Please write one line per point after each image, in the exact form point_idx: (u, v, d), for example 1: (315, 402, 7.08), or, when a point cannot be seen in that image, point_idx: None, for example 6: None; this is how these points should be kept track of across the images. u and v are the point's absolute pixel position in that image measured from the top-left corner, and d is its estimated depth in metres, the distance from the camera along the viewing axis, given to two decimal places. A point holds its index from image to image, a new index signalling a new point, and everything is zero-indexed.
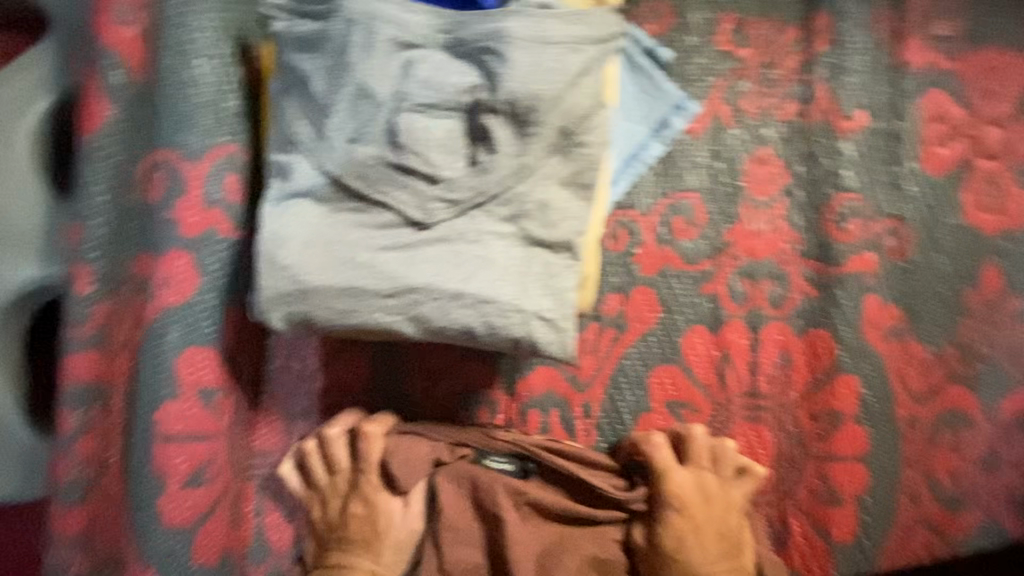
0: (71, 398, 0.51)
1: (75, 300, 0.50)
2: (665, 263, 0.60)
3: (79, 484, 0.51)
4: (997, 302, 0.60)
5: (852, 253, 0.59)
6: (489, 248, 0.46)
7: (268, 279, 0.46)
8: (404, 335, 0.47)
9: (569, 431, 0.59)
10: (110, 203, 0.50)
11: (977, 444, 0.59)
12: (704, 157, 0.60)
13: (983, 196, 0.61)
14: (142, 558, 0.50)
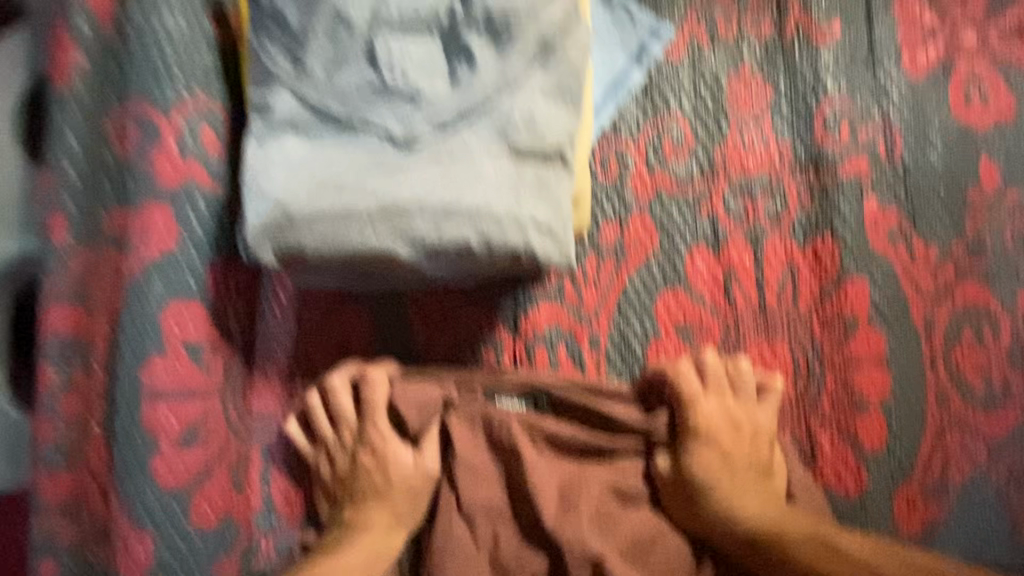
0: (51, 355, 0.49)
1: (54, 252, 0.48)
2: (659, 188, 0.59)
3: (61, 449, 0.49)
4: (997, 196, 0.59)
5: (845, 159, 0.59)
6: (479, 162, 0.45)
7: (255, 213, 0.44)
8: (397, 261, 0.45)
9: (579, 366, 0.57)
10: (84, 152, 0.49)
11: (997, 338, 0.58)
12: (687, 81, 0.60)
13: (968, 93, 0.60)
14: (136, 520, 0.48)
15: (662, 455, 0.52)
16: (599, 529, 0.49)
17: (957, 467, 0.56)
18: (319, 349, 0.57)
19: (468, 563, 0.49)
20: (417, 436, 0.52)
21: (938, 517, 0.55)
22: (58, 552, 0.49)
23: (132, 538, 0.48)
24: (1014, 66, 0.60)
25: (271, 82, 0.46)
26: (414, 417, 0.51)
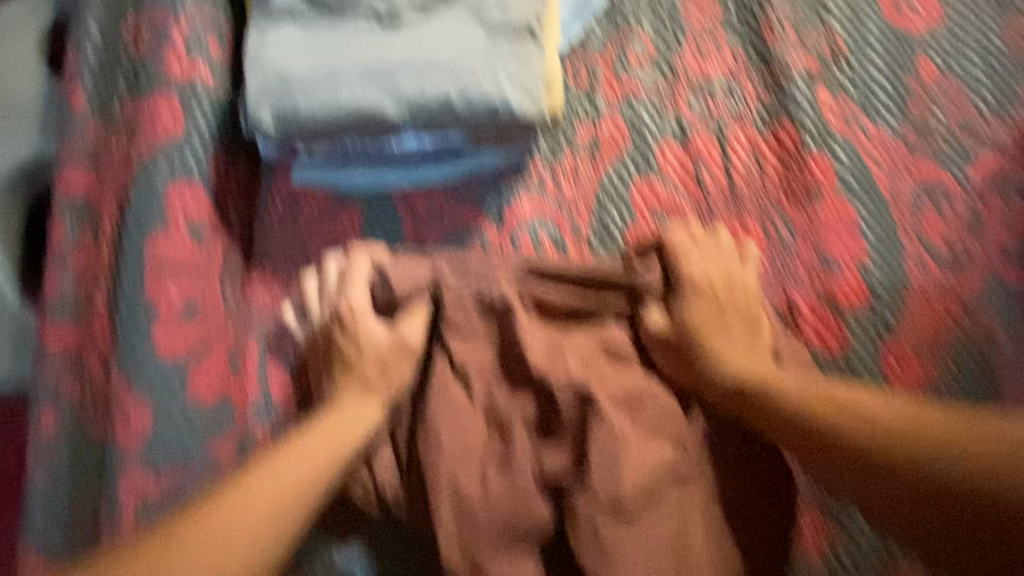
0: (65, 212, 0.53)
1: (75, 122, 0.53)
2: (626, 93, 0.64)
3: (68, 302, 0.52)
4: (938, 86, 0.64)
5: (794, 53, 0.64)
6: (455, 32, 0.50)
7: (256, 85, 0.50)
8: (384, 120, 0.49)
9: (563, 251, 0.60)
10: (103, 52, 0.54)
11: (956, 208, 0.61)
12: (644, 5, 0.67)
13: (898, 3, 0.66)
14: (139, 389, 0.50)
15: (655, 310, 0.54)
16: (590, 378, 0.50)
17: (937, 326, 0.57)
18: (316, 245, 0.59)
19: (457, 418, 0.51)
20: (404, 309, 0.54)
21: (930, 373, 0.56)
22: (59, 401, 0.52)
23: (132, 408, 0.50)
24: None
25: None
26: (404, 286, 0.54)
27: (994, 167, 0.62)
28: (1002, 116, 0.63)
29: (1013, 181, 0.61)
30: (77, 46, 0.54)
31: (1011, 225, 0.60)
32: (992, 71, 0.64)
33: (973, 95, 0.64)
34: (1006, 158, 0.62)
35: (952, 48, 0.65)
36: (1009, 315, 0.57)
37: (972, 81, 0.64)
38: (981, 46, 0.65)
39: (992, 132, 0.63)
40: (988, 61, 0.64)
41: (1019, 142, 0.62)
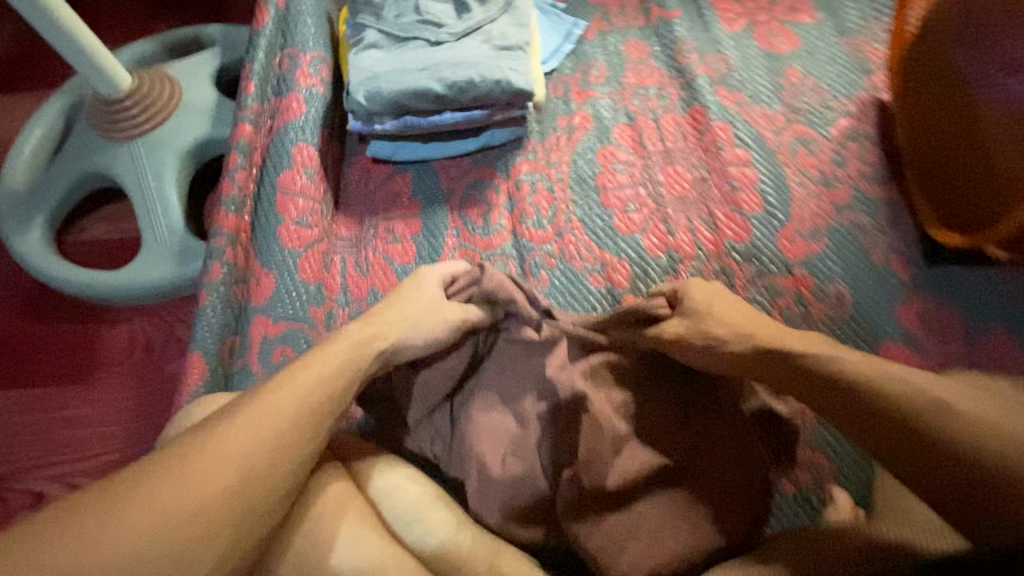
0: (238, 149, 0.77)
1: (246, 96, 0.80)
2: (588, 97, 0.92)
3: (235, 201, 0.74)
4: (803, 81, 0.91)
5: (697, 67, 0.92)
6: (474, 47, 0.82)
7: (355, 81, 0.82)
8: (432, 94, 0.81)
9: (550, 191, 0.85)
10: (265, 61, 0.83)
11: (825, 152, 0.85)
12: (595, 46, 0.96)
13: (771, 35, 0.95)
14: (268, 267, 0.73)
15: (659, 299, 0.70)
16: (599, 345, 0.68)
17: (817, 223, 0.80)
18: (380, 196, 0.87)
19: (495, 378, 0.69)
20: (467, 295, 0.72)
21: (821, 251, 0.78)
22: (222, 262, 0.72)
23: (263, 276, 0.73)
24: (795, 19, 0.96)
25: (363, 26, 0.86)
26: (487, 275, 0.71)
27: (848, 126, 0.87)
28: (848, 96, 0.90)
29: (860, 134, 0.87)
30: (250, 57, 0.83)
31: (864, 160, 0.85)
32: (836, 72, 0.91)
33: (828, 86, 0.91)
34: (854, 120, 0.88)
35: (809, 59, 0.93)
36: (866, 212, 0.81)
37: (826, 78, 0.91)
38: (828, 58, 0.92)
39: (842, 106, 0.89)
40: (832, 66, 0.92)
41: (861, 111, 0.88)
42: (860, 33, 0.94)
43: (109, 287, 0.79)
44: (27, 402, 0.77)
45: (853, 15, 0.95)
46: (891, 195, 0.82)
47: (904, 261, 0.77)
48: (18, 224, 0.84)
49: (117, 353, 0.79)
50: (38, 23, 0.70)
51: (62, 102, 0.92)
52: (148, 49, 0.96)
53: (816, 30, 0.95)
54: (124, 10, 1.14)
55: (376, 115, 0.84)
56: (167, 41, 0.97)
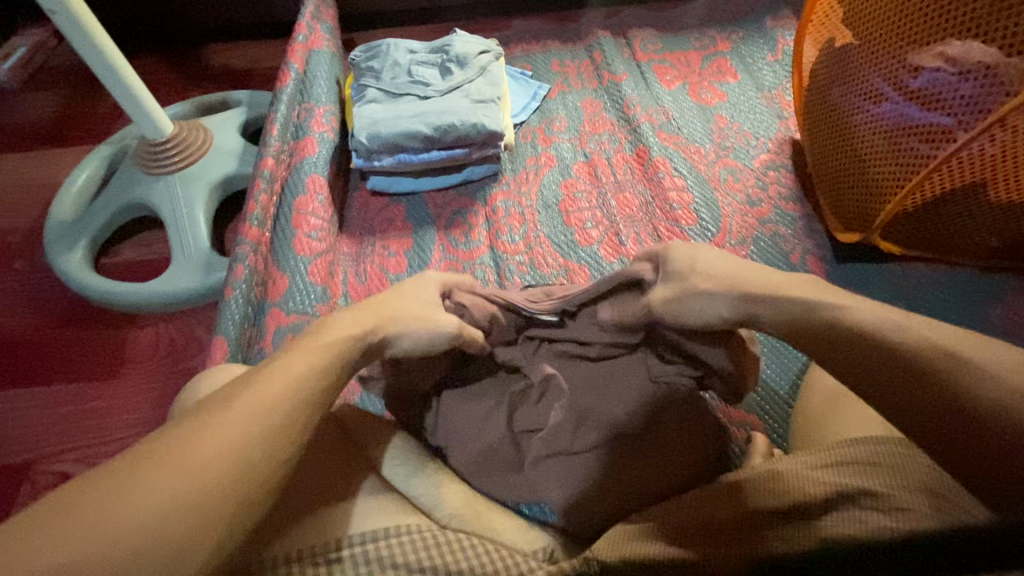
0: (263, 176, 0.93)
1: (269, 137, 0.97)
2: (551, 142, 1.10)
3: (259, 217, 0.90)
4: (730, 126, 1.10)
5: (640, 116, 1.10)
6: (455, 99, 1.00)
7: (359, 126, 1.00)
8: (421, 135, 0.98)
9: (521, 214, 1.01)
10: (285, 113, 1.01)
11: (750, 179, 1.02)
12: (557, 103, 1.15)
13: (702, 92, 1.15)
14: (284, 271, 0.88)
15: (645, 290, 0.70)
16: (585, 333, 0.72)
17: (744, 233, 0.95)
18: (377, 221, 1.02)
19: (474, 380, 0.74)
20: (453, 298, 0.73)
21: (747, 255, 0.93)
22: (246, 265, 0.85)
23: (278, 278, 0.87)
24: (721, 81, 1.17)
25: (365, 86, 1.05)
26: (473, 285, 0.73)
27: (768, 158, 1.05)
28: (767, 136, 1.08)
29: (779, 164, 1.04)
30: (273, 109, 1.01)
31: (781, 184, 1.01)
32: (757, 118, 1.10)
33: (750, 129, 1.09)
34: (773, 154, 1.05)
35: (734, 110, 1.12)
36: (785, 225, 0.96)
37: (748, 123, 1.10)
38: (749, 109, 1.12)
39: (762, 143, 1.07)
40: (753, 114, 1.11)
41: (777, 147, 1.06)
42: (775, 89, 1.14)
43: (140, 297, 0.92)
44: (60, 397, 0.87)
45: (768, 76, 1.17)
46: (805, 211, 0.98)
47: (818, 260, 0.92)
48: (63, 248, 0.97)
49: (142, 354, 0.91)
50: (102, 75, 0.88)
51: (107, 150, 1.08)
52: (181, 110, 1.14)
53: (738, 88, 1.15)
54: (159, 83, 1.34)
55: (375, 153, 1.01)
56: (198, 103, 1.15)
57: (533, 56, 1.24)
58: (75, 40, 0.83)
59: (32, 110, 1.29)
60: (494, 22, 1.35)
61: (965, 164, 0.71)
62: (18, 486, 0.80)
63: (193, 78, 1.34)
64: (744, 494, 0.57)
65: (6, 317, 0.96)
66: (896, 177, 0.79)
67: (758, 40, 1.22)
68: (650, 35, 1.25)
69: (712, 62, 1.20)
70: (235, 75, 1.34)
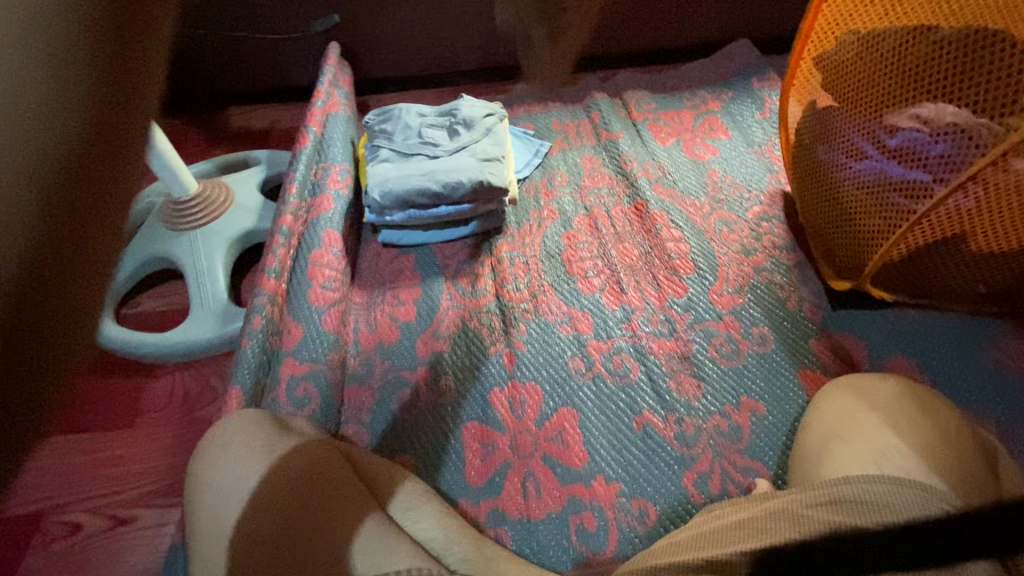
0: (280, 231, 0.96)
1: (287, 194, 1.01)
2: (554, 194, 1.14)
3: (276, 269, 0.92)
4: (722, 180, 1.15)
5: (637, 171, 1.16)
6: (464, 158, 1.06)
7: (372, 183, 1.05)
8: (430, 191, 1.02)
9: (525, 263, 1.04)
10: (302, 170, 1.06)
11: (744, 229, 1.07)
12: (558, 157, 1.21)
13: (695, 148, 1.22)
14: (299, 322, 0.92)
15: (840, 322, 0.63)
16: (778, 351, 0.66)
17: (741, 281, 0.99)
18: (387, 272, 1.06)
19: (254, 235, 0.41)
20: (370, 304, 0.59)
21: (743, 303, 0.96)
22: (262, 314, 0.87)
23: (293, 328, 0.91)
24: (712, 138, 1.23)
25: (378, 146, 1.11)
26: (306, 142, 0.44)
27: (760, 210, 1.10)
28: (759, 189, 1.13)
29: (771, 216, 1.09)
30: (291, 168, 1.06)
31: (775, 234, 1.05)
32: (748, 173, 1.16)
33: (742, 182, 1.14)
34: (764, 206, 1.10)
35: (726, 165, 1.18)
36: (780, 273, 1.00)
37: (740, 177, 1.15)
38: (740, 164, 1.18)
39: (754, 196, 1.12)
40: (744, 169, 1.17)
41: (769, 199, 1.11)
42: (764, 145, 1.21)
43: (157, 348, 0.95)
44: (74, 445, 0.89)
45: (757, 132, 1.24)
46: (799, 259, 1.01)
47: (814, 307, 0.95)
48: None
49: (156, 402, 0.93)
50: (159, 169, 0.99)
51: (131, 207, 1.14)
52: (203, 169, 1.21)
53: (728, 145, 1.22)
54: (183, 144, 1.42)
55: (387, 209, 1.05)
56: (220, 162, 1.22)
57: (535, 117, 1.32)
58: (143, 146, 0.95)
59: None
60: (498, 87, 1.44)
61: (944, 218, 0.77)
62: (29, 536, 0.81)
63: (215, 140, 1.43)
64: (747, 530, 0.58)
65: None
66: (881, 229, 0.84)
67: (746, 99, 1.30)
68: (645, 96, 1.33)
69: (704, 120, 1.27)
70: (255, 136, 1.42)
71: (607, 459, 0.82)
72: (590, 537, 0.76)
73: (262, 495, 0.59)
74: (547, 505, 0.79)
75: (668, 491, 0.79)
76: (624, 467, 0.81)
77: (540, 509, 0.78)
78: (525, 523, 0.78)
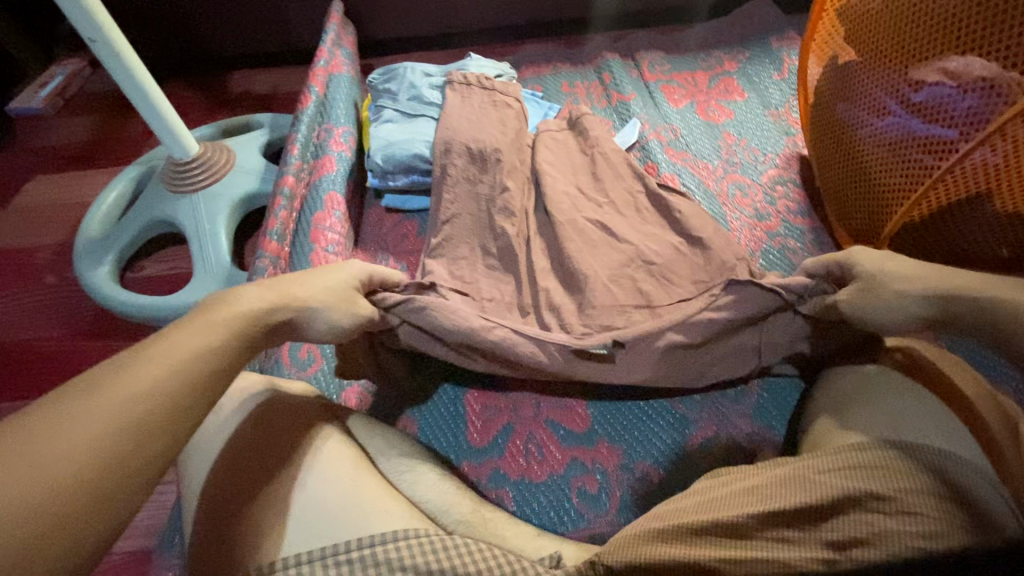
0: (283, 194, 0.96)
1: (290, 156, 1.00)
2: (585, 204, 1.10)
3: (278, 231, 0.92)
4: (739, 143, 1.11)
5: (650, 133, 1.13)
6: (469, 117, 1.03)
7: (375, 147, 1.05)
8: (428, 160, 1.03)
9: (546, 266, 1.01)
10: (304, 130, 1.05)
11: (756, 193, 1.03)
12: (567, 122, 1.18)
13: (710, 111, 1.17)
14: None
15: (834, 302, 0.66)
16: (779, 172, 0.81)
17: (752, 247, 0.96)
18: (393, 237, 1.04)
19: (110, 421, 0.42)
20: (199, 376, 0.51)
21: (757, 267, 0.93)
22: (263, 276, 0.86)
23: None
24: (729, 100, 1.19)
25: (382, 106, 1.10)
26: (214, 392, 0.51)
27: (776, 173, 1.06)
28: (773, 152, 1.09)
29: (786, 179, 1.05)
30: (293, 128, 1.05)
31: (788, 198, 1.02)
32: (764, 135, 1.12)
33: (759, 146, 1.10)
34: (779, 169, 1.06)
35: (743, 128, 1.14)
36: (793, 238, 0.97)
37: (757, 140, 1.11)
38: (756, 126, 1.14)
39: (769, 159, 1.08)
40: (761, 131, 1.13)
41: (784, 161, 1.08)
42: (781, 107, 1.16)
43: (162, 310, 0.95)
44: None
45: (775, 94, 1.19)
46: (813, 224, 0.99)
47: None
48: (89, 264, 1.01)
49: None
50: (129, 90, 0.92)
51: (135, 170, 1.13)
52: (207, 132, 1.19)
53: (745, 106, 1.17)
54: (186, 108, 1.40)
55: (390, 173, 1.05)
56: (223, 126, 1.20)
57: (544, 80, 1.28)
58: (108, 61, 0.88)
59: (68, 134, 1.35)
60: (507, 49, 1.40)
61: (966, 176, 0.72)
62: None
63: (218, 104, 1.41)
64: (755, 495, 0.57)
65: (34, 331, 0.99)
66: (902, 188, 0.80)
67: (764, 59, 1.25)
68: (658, 58, 1.28)
69: (719, 82, 1.22)
70: (258, 100, 1.40)
71: (612, 424, 0.81)
72: (592, 498, 0.75)
73: (266, 463, 0.59)
74: (549, 466, 0.78)
75: (668, 454, 0.78)
76: (625, 431, 0.80)
77: (541, 469, 0.78)
78: (526, 483, 0.77)
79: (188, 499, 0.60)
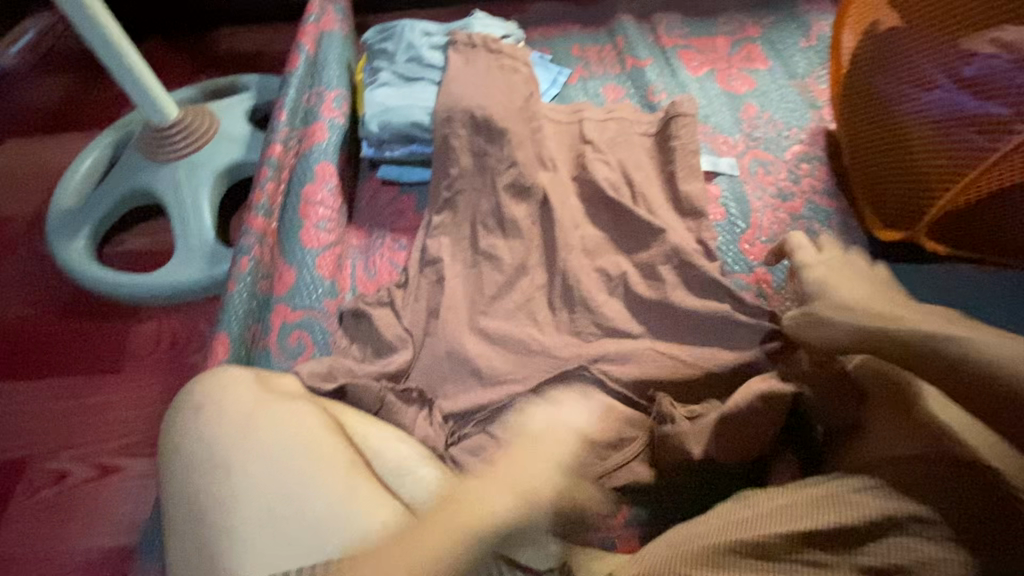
0: (269, 165, 0.89)
1: (277, 123, 0.93)
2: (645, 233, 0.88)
3: (264, 206, 0.85)
4: (763, 114, 1.03)
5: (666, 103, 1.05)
6: (471, 81, 0.95)
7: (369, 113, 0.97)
8: (424, 129, 0.95)
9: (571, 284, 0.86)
10: (293, 95, 0.97)
11: (779, 170, 0.96)
12: (579, 91, 1.10)
13: (731, 80, 1.09)
14: (290, 262, 0.85)
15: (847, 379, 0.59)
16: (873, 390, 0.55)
17: (771, 233, 0.89)
18: (390, 215, 0.97)
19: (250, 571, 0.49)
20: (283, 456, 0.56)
21: (777, 254, 0.87)
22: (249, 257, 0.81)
23: (285, 270, 0.84)
24: (752, 67, 1.10)
25: (377, 69, 1.01)
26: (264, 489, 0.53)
27: (800, 148, 0.99)
28: (798, 125, 1.02)
29: (811, 156, 0.98)
30: (281, 91, 0.97)
31: (813, 177, 0.95)
32: (788, 107, 1.04)
33: (783, 118, 1.03)
34: (804, 144, 0.99)
35: (768, 99, 1.05)
36: (817, 221, 0.90)
37: (781, 112, 1.03)
38: (781, 97, 1.06)
39: (793, 134, 1.00)
40: (785, 102, 1.05)
41: (810, 136, 1.00)
42: (808, 77, 1.08)
43: (141, 290, 0.88)
44: (59, 389, 0.84)
45: (801, 63, 1.10)
46: (840, 206, 0.92)
47: (854, 260, 0.86)
48: (66, 239, 0.94)
49: (143, 347, 0.87)
50: (101, 52, 0.83)
51: (112, 135, 1.04)
52: (188, 95, 1.10)
53: (769, 75, 1.09)
54: (168, 68, 1.31)
55: (387, 143, 0.97)
56: (206, 88, 1.11)
57: (554, 42, 1.19)
58: (75, 19, 0.79)
59: (40, 95, 1.26)
60: (512, 7, 1.29)
61: None
62: (14, 483, 0.77)
63: (203, 64, 1.31)
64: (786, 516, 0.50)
65: (7, 309, 0.93)
66: (946, 174, 0.72)
67: (790, 24, 1.16)
68: (677, 19, 1.19)
69: (740, 46, 1.14)
70: (245, 60, 1.30)
71: None
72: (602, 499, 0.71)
73: (245, 478, 0.53)
74: None
75: None
76: None
77: None
78: None
79: (170, 507, 0.55)
